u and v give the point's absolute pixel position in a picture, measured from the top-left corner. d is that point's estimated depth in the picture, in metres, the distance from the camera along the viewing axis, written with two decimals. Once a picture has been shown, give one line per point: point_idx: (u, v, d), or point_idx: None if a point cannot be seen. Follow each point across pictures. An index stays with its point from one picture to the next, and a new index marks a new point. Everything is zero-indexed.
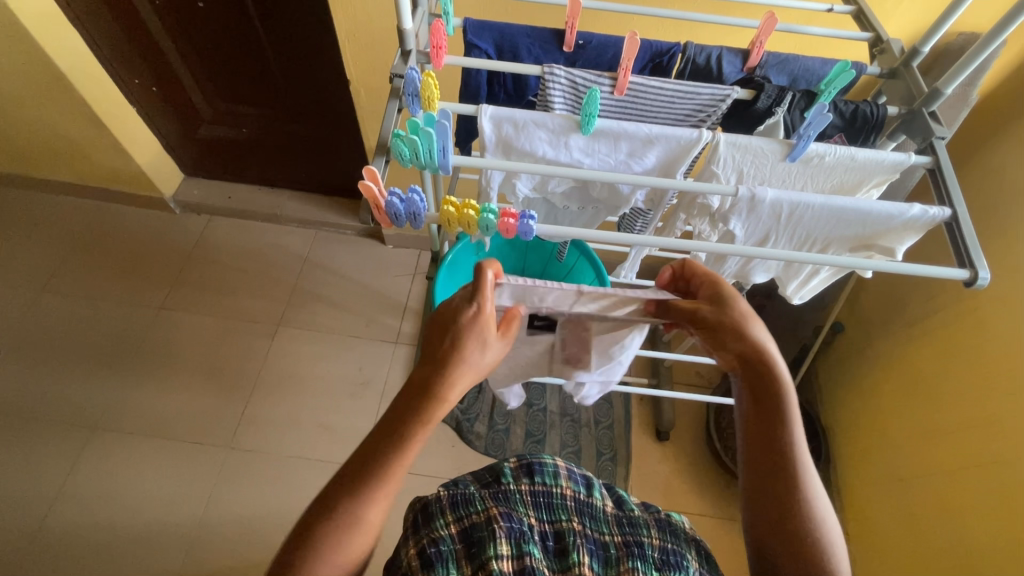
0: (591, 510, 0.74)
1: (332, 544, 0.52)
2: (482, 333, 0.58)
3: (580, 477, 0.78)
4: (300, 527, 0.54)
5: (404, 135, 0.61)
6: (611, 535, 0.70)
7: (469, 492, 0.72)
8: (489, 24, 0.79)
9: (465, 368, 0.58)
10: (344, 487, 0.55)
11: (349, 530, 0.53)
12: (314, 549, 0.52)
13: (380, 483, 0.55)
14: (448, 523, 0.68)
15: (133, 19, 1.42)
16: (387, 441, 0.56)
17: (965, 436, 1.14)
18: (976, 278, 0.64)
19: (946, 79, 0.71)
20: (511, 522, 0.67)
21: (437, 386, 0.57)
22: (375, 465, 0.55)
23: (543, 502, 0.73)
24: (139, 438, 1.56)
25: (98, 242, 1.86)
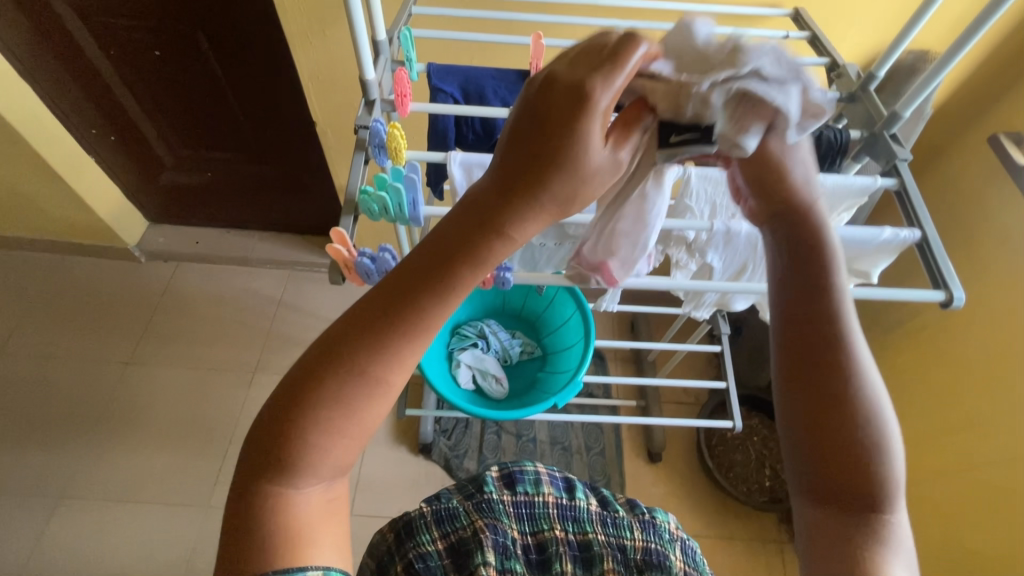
0: (574, 513, 0.74)
1: (339, 412, 0.41)
2: (574, 150, 0.37)
3: (560, 481, 0.78)
4: (299, 383, 0.41)
5: (372, 190, 0.60)
6: (596, 535, 0.71)
7: (451, 506, 0.72)
8: (454, 69, 0.79)
9: (561, 175, 0.37)
10: (360, 333, 0.40)
11: (360, 395, 0.41)
12: (317, 416, 0.40)
13: (407, 333, 0.40)
14: (433, 538, 0.69)
15: (87, 69, 1.39)
16: (422, 282, 0.40)
17: (951, 440, 1.15)
18: (952, 299, 0.64)
19: (904, 102, 0.72)
20: (495, 534, 0.69)
21: (500, 220, 0.39)
22: (399, 315, 0.40)
23: (526, 511, 0.73)
24: (109, 504, 1.47)
25: (59, 298, 1.78)
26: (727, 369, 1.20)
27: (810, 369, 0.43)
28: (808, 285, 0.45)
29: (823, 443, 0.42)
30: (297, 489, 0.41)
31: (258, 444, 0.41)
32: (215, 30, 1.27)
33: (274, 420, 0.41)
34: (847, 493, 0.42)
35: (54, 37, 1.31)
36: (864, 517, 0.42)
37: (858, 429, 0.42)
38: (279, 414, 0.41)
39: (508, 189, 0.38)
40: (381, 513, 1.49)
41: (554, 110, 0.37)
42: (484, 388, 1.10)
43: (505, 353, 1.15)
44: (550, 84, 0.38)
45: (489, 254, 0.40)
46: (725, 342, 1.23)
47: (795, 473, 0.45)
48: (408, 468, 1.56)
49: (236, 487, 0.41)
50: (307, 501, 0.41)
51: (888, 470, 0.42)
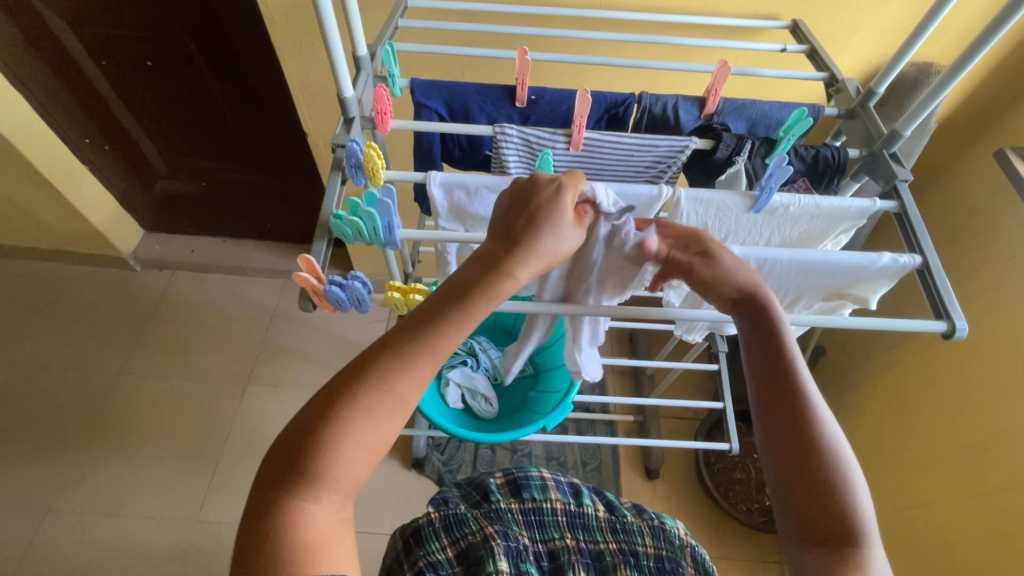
0: (583, 521, 0.77)
1: (358, 423, 0.44)
2: (553, 219, 0.51)
3: (567, 488, 0.83)
4: (325, 398, 0.45)
5: (345, 215, 0.58)
6: (606, 543, 0.74)
7: (461, 512, 0.75)
8: (437, 83, 0.76)
9: (546, 234, 0.51)
10: (384, 352, 0.46)
11: (379, 408, 0.44)
12: (338, 426, 0.43)
13: (423, 353, 0.46)
14: (443, 547, 0.70)
15: (79, 78, 1.38)
16: (437, 312, 0.48)
17: (956, 464, 1.11)
18: (954, 330, 0.61)
19: (904, 121, 0.69)
20: (506, 540, 0.70)
21: (503, 262, 0.49)
22: (417, 338, 0.47)
23: (535, 519, 0.77)
24: (97, 517, 1.45)
25: (53, 307, 1.77)
26: (724, 388, 1.17)
27: (778, 415, 0.50)
28: (768, 344, 0.54)
29: (798, 482, 0.48)
30: (313, 500, 0.42)
31: (281, 455, 0.43)
32: (206, 41, 1.25)
33: (297, 433, 0.44)
34: (827, 528, 0.45)
35: (45, 47, 1.30)
36: (848, 554, 0.44)
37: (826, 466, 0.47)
38: (303, 426, 0.44)
39: (505, 245, 0.50)
40: (372, 530, 1.46)
41: (534, 196, 0.52)
42: (473, 408, 1.08)
43: (495, 371, 1.13)
44: (529, 183, 0.54)
45: (492, 290, 0.49)
46: (723, 360, 1.20)
47: (784, 513, 0.48)
48: (400, 484, 1.54)
49: (254, 499, 0.43)
50: (320, 515, 0.42)
51: (859, 508, 0.46)
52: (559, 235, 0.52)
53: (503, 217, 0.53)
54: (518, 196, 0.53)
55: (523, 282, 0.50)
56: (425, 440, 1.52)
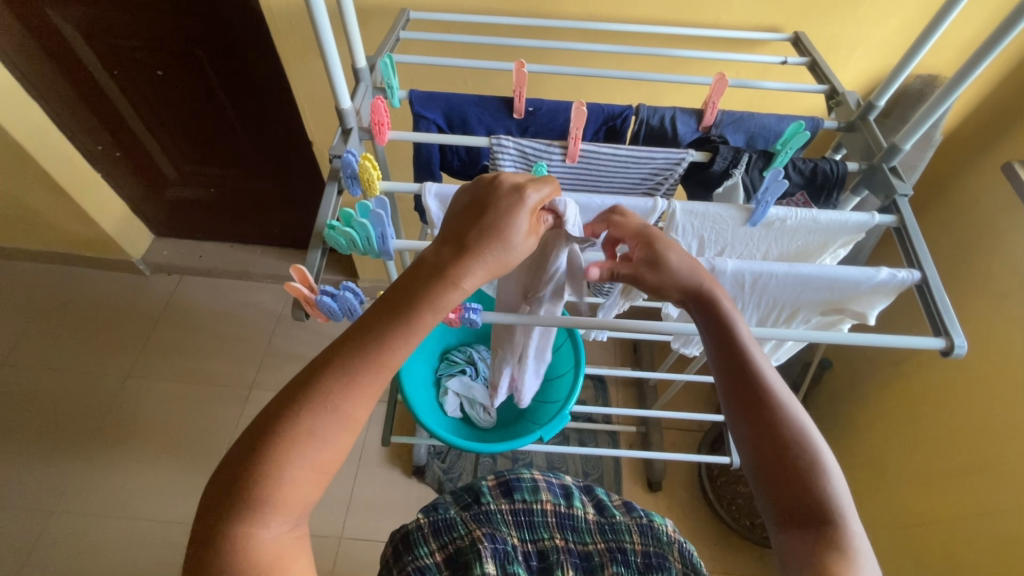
0: (573, 521, 0.79)
1: (304, 446, 0.44)
2: (501, 229, 0.51)
3: (558, 489, 0.83)
4: (267, 419, 0.45)
5: (339, 226, 0.58)
6: (595, 544, 0.75)
7: (450, 516, 0.77)
8: (436, 95, 0.77)
9: (494, 242, 0.50)
10: (327, 369, 0.46)
11: (324, 426, 0.44)
12: (281, 450, 0.43)
13: (368, 370, 0.46)
14: (432, 551, 0.73)
15: (91, 86, 1.40)
16: (381, 325, 0.47)
17: (962, 481, 1.08)
18: (953, 347, 0.60)
19: (903, 135, 0.69)
20: (495, 542, 0.73)
21: (448, 270, 0.49)
22: (361, 354, 0.46)
23: (525, 519, 0.78)
24: (101, 519, 1.47)
25: (64, 310, 1.81)
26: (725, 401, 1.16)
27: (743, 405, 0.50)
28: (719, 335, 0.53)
29: (769, 471, 0.47)
30: (263, 523, 0.42)
31: (225, 476, 0.44)
32: (214, 51, 1.28)
33: (243, 455, 0.44)
34: (805, 514, 0.45)
35: (59, 57, 1.33)
36: (826, 538, 0.44)
37: (796, 448, 0.47)
38: (246, 448, 0.44)
39: (450, 256, 0.50)
40: (371, 537, 1.46)
41: (488, 207, 0.52)
42: (472, 417, 1.08)
43: None
44: (485, 189, 0.54)
45: (437, 301, 0.48)
46: None
47: (764, 502, 0.48)
48: (400, 491, 1.53)
49: (199, 525, 0.43)
50: (270, 535, 0.43)
51: (832, 488, 0.46)
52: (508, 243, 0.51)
53: (454, 226, 0.53)
54: (470, 203, 0.53)
55: (470, 289, 0.50)
56: (425, 448, 1.52)
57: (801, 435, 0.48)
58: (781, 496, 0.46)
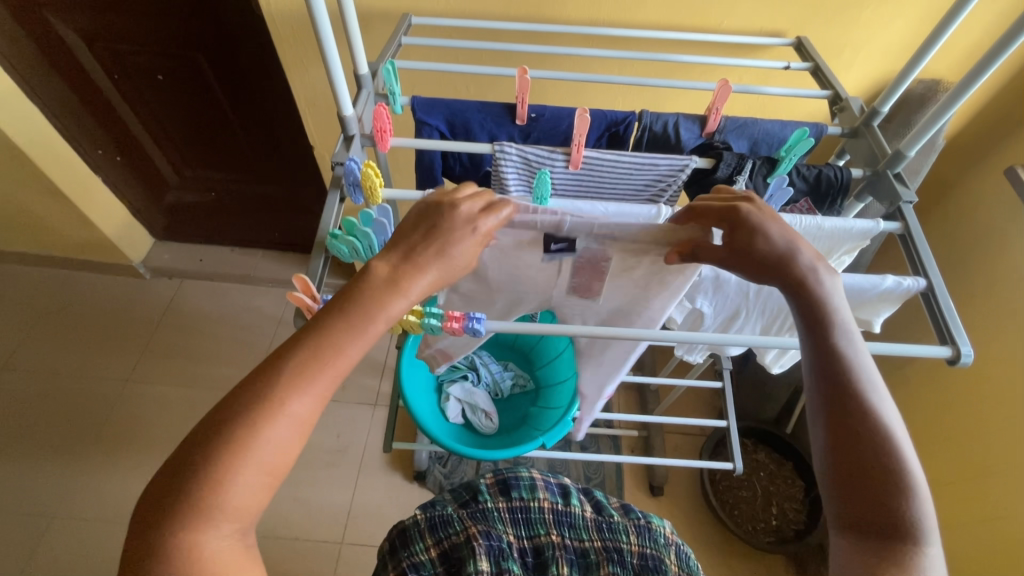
0: (570, 519, 0.78)
1: (248, 450, 0.43)
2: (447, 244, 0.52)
3: (556, 487, 0.82)
4: (212, 426, 0.44)
5: (341, 235, 0.58)
6: (591, 541, 0.75)
7: (446, 513, 0.76)
8: (438, 101, 0.76)
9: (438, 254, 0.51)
10: (272, 371, 0.45)
11: (269, 431, 0.43)
12: (223, 453, 0.42)
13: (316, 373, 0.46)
14: (427, 547, 0.72)
15: (91, 90, 1.40)
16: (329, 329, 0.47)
17: (965, 487, 1.08)
18: (960, 356, 0.60)
19: (908, 141, 0.68)
20: (489, 540, 0.73)
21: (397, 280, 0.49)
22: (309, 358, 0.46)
23: (521, 517, 0.77)
24: (100, 524, 1.46)
25: (64, 315, 1.80)
26: (727, 407, 1.15)
27: (836, 409, 0.50)
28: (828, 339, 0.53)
29: (850, 477, 0.48)
30: (204, 531, 0.41)
31: (168, 479, 0.43)
32: (215, 55, 1.27)
33: (186, 460, 0.43)
34: (876, 524, 0.47)
35: (59, 61, 1.33)
36: (895, 552, 0.45)
37: (889, 460, 0.47)
38: (191, 453, 0.43)
39: (395, 266, 0.50)
40: (372, 543, 1.46)
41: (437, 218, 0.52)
42: (474, 423, 1.07)
43: (495, 387, 1.13)
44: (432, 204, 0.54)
45: (384, 311, 0.48)
46: (728, 378, 1.18)
47: (833, 503, 0.49)
48: (400, 496, 1.53)
49: (137, 533, 0.42)
50: (213, 543, 0.42)
51: (915, 505, 0.47)
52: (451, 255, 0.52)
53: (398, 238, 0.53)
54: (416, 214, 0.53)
55: (413, 300, 0.50)
56: (427, 452, 1.51)
57: (894, 447, 0.48)
58: (854, 502, 0.48)
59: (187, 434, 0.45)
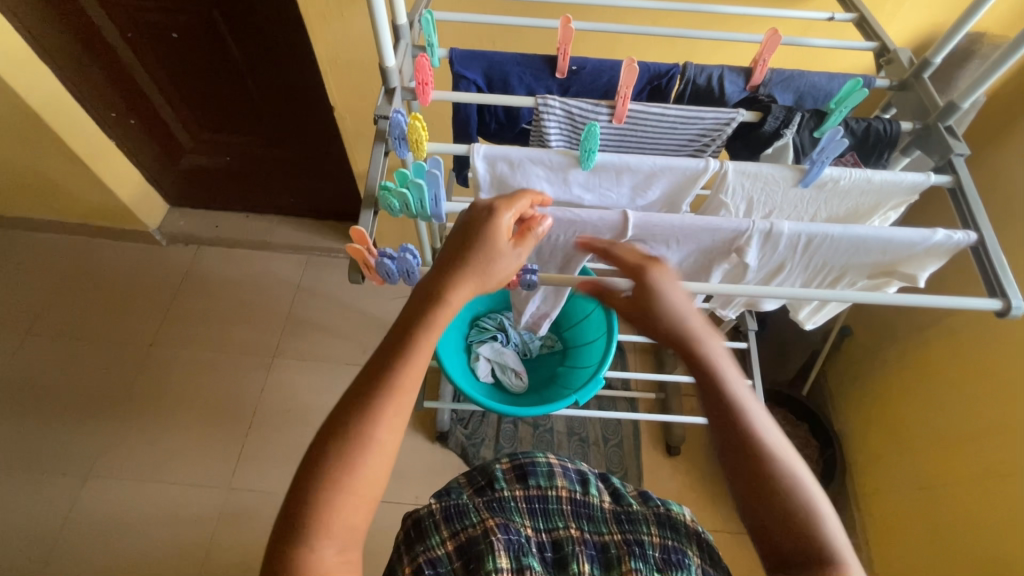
0: (587, 509, 0.72)
1: (347, 471, 0.49)
2: (486, 245, 0.56)
3: (575, 475, 0.76)
4: (324, 444, 0.50)
5: (393, 187, 0.58)
6: (611, 534, 0.68)
7: (463, 503, 0.70)
8: (477, 53, 0.74)
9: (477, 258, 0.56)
10: (358, 400, 0.51)
11: (361, 456, 0.49)
12: (330, 469, 0.49)
13: (387, 395, 0.51)
14: (443, 540, 0.66)
15: (103, 48, 1.37)
16: (391, 355, 0.53)
17: (985, 442, 1.09)
18: (1010, 308, 0.60)
19: (962, 93, 0.67)
20: (508, 533, 0.65)
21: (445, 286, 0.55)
22: (383, 378, 0.52)
23: (539, 507, 0.71)
24: (134, 483, 1.50)
25: (84, 281, 1.81)
26: (754, 366, 1.16)
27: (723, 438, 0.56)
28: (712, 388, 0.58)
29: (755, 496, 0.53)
30: (317, 545, 0.46)
31: (292, 501, 0.48)
32: (234, 13, 1.24)
33: (307, 483, 0.48)
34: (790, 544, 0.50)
35: (74, 18, 1.30)
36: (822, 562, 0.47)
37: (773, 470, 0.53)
38: (308, 469, 0.49)
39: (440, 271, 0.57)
40: (397, 500, 1.50)
41: (473, 220, 0.57)
42: (503, 382, 1.10)
43: (524, 347, 1.15)
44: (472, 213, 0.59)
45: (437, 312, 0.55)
46: (752, 339, 1.18)
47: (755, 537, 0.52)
48: (423, 456, 1.56)
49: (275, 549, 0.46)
50: (324, 559, 0.46)
51: (819, 526, 0.50)
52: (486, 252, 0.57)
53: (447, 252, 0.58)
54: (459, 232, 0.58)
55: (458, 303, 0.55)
56: (448, 414, 1.54)
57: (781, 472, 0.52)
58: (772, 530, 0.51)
59: (306, 456, 0.50)
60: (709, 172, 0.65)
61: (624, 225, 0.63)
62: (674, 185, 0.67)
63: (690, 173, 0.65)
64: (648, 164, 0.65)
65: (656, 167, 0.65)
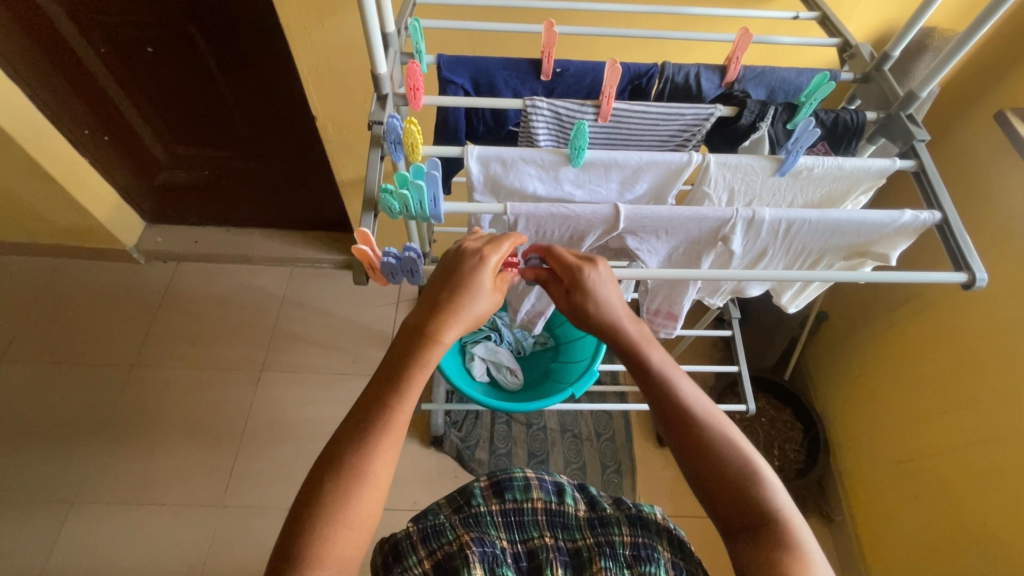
0: (563, 519, 0.65)
1: (345, 503, 0.50)
2: (472, 282, 0.61)
3: (550, 483, 0.69)
4: (320, 479, 0.51)
5: (393, 189, 0.59)
6: (583, 539, 0.62)
7: (439, 521, 0.63)
8: (463, 59, 0.77)
9: (461, 296, 0.61)
10: (352, 435, 0.53)
11: (359, 489, 0.51)
12: (328, 502, 0.50)
13: (383, 431, 0.54)
14: (420, 560, 0.59)
15: (74, 65, 1.35)
16: (383, 391, 0.56)
17: (959, 412, 1.15)
18: (974, 280, 0.65)
19: (921, 83, 0.72)
20: (483, 546, 0.59)
21: (432, 326, 0.59)
22: (375, 417, 0.54)
23: (514, 520, 0.64)
24: (122, 506, 1.47)
25: (59, 303, 1.76)
26: (739, 353, 1.19)
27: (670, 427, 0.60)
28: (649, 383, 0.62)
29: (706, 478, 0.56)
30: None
31: (289, 534, 0.49)
32: (211, 26, 1.24)
33: (303, 516, 0.49)
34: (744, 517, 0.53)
35: (43, 35, 1.27)
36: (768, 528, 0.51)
37: (718, 450, 0.56)
38: (304, 503, 0.50)
39: (423, 312, 0.61)
40: (394, 506, 1.50)
41: (461, 261, 0.63)
42: (499, 380, 1.12)
43: (517, 345, 1.18)
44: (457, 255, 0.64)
45: (428, 352, 0.59)
46: (736, 326, 1.23)
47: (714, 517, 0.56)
48: (419, 462, 1.57)
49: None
50: None
51: (767, 495, 0.53)
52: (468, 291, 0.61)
53: (431, 293, 0.62)
54: (442, 275, 0.63)
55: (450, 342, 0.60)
56: (442, 418, 1.55)
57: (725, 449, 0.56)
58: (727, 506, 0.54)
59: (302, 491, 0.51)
60: (691, 165, 0.69)
61: (615, 217, 0.66)
62: (658, 180, 0.70)
63: (674, 166, 0.69)
64: (632, 159, 0.68)
65: (641, 162, 0.68)
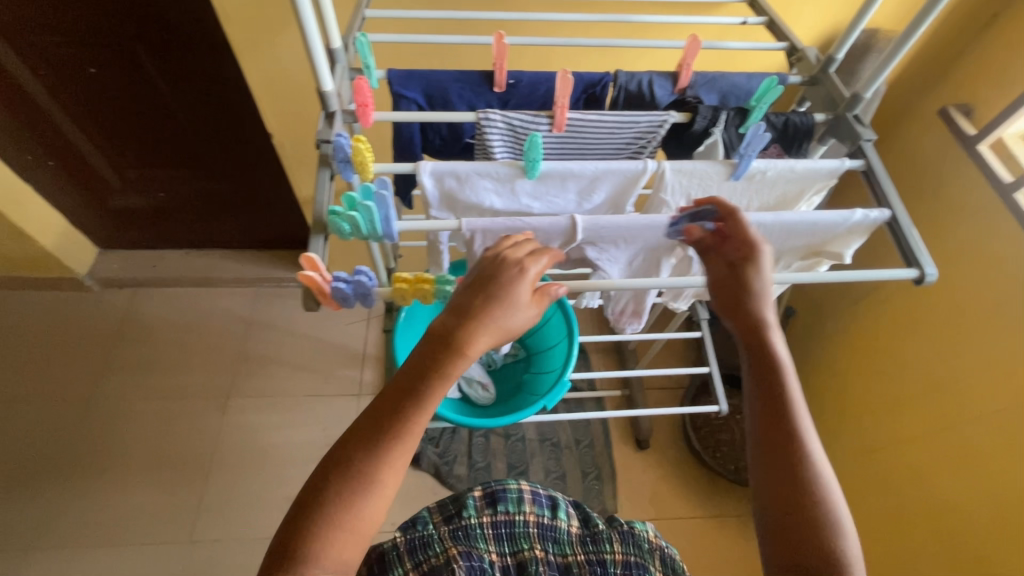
0: (555, 533, 0.64)
1: (346, 510, 0.49)
2: (507, 294, 0.56)
3: (544, 498, 0.68)
4: (323, 481, 0.50)
5: (342, 211, 0.58)
6: (574, 555, 0.62)
7: (427, 533, 0.63)
8: (414, 73, 0.75)
9: (494, 306, 0.56)
10: (363, 440, 0.51)
11: (363, 496, 0.49)
12: (331, 506, 0.49)
13: (396, 441, 0.51)
14: (405, 573, 0.59)
15: (11, 88, 1.28)
16: (402, 400, 0.53)
17: (923, 399, 1.18)
18: (925, 276, 0.66)
19: (864, 84, 0.73)
20: (470, 560, 0.59)
21: (460, 335, 0.54)
22: (392, 428, 0.51)
23: (505, 532, 0.63)
24: (83, 548, 1.40)
25: (9, 337, 1.68)
26: (709, 354, 1.20)
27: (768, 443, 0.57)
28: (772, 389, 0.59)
29: (786, 511, 0.53)
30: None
31: (289, 529, 0.48)
32: (157, 45, 1.20)
33: (304, 516, 0.49)
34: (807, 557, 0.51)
35: None
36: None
37: (812, 483, 0.54)
38: (308, 501, 0.49)
39: (453, 316, 0.56)
40: None
41: (498, 270, 0.58)
42: (471, 396, 1.11)
43: (489, 359, 1.17)
44: (495, 261, 0.59)
45: (452, 363, 0.54)
46: (706, 328, 1.23)
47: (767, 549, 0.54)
48: None
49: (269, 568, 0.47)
50: None
51: (840, 544, 0.51)
52: (501, 300, 0.56)
53: (463, 297, 0.57)
54: (477, 279, 0.58)
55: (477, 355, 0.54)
56: None
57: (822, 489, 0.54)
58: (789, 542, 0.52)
59: (308, 486, 0.50)
60: (647, 172, 0.68)
61: (572, 228, 0.65)
62: (615, 187, 0.70)
63: (629, 174, 0.68)
64: (588, 168, 0.67)
65: (596, 171, 0.67)
